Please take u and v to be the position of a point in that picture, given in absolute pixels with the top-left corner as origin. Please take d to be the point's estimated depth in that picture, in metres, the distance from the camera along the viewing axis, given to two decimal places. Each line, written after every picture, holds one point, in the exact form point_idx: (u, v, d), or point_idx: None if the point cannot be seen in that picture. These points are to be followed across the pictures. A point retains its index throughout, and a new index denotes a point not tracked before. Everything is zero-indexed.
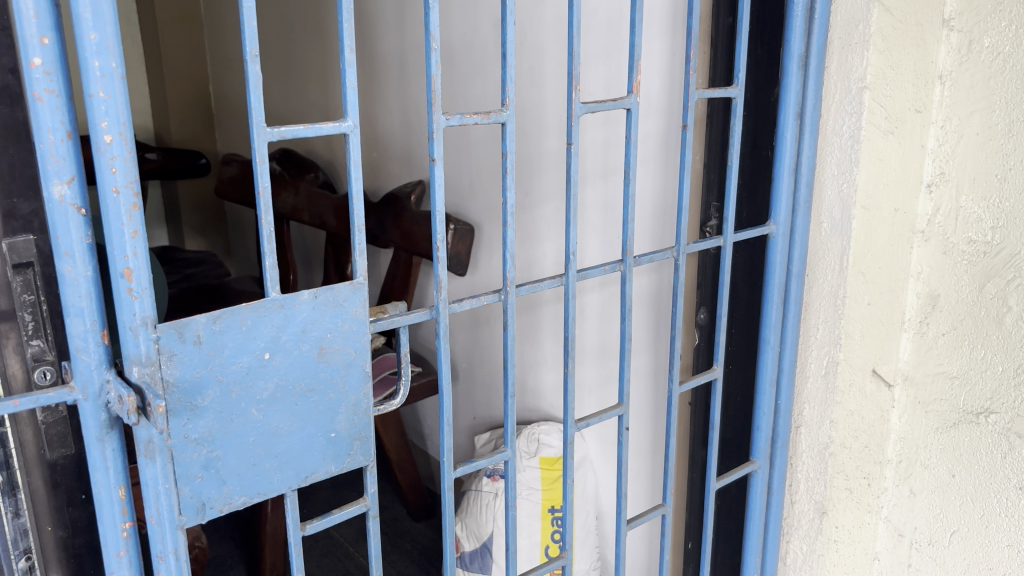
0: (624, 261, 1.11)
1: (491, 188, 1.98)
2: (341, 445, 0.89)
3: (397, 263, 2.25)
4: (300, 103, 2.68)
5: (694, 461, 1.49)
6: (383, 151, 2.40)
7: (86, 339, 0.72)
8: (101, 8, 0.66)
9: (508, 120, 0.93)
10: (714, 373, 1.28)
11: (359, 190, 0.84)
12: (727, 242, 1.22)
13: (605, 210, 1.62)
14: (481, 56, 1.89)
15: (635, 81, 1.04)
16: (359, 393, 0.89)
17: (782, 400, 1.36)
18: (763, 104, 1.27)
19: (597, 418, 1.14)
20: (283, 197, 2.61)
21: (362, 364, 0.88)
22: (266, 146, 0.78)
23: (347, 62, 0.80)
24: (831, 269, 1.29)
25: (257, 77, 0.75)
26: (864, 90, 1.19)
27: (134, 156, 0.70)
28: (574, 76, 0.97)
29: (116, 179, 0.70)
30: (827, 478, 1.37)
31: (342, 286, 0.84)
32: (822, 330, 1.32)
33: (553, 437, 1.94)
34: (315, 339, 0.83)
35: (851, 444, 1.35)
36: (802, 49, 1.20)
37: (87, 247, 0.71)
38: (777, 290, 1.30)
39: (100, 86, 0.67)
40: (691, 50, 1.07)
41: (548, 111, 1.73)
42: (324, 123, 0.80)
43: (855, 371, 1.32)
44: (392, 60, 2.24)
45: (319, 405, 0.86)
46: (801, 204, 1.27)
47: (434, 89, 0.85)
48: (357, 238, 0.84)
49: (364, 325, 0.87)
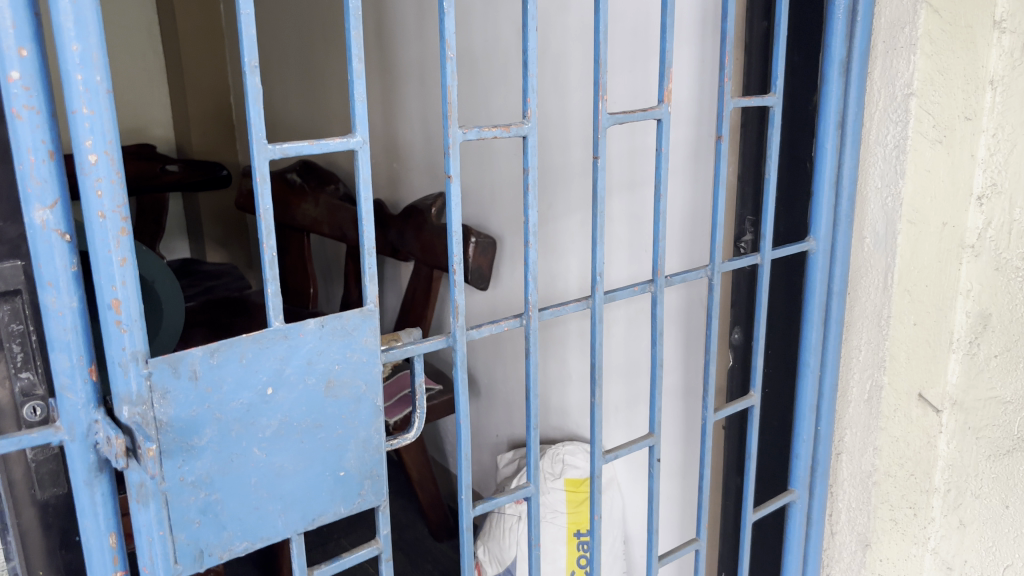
0: (655, 282, 1.02)
1: (513, 201, 1.92)
2: (350, 484, 0.82)
3: (419, 276, 2.20)
4: (322, 113, 2.63)
5: (729, 488, 1.42)
6: (404, 162, 2.35)
7: (72, 376, 0.67)
8: (83, 15, 0.60)
9: (529, 133, 0.86)
10: (751, 400, 1.18)
11: (368, 210, 0.78)
12: (764, 260, 1.14)
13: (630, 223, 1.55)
14: (502, 67, 1.83)
15: (666, 89, 0.96)
16: (370, 428, 0.82)
17: (823, 426, 1.28)
18: (800, 114, 1.21)
19: (626, 450, 1.04)
20: (302, 209, 2.58)
21: (374, 398, 0.81)
22: (266, 164, 0.72)
23: (354, 72, 0.74)
24: (874, 287, 1.22)
25: (256, 89, 0.70)
26: (911, 97, 1.12)
27: (122, 177, 0.64)
28: (600, 86, 0.89)
29: (102, 204, 0.64)
30: (869, 508, 1.29)
31: (351, 314, 0.78)
32: (865, 352, 1.25)
33: (578, 458, 1.87)
34: (321, 372, 0.77)
35: (896, 472, 1.28)
36: (843, 53, 1.13)
37: (72, 276, 0.66)
38: (818, 311, 1.22)
39: (84, 102, 0.62)
40: (727, 55, 0.99)
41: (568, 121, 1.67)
42: (330, 139, 0.74)
43: (900, 397, 1.24)
44: (413, 70, 2.19)
45: (326, 443, 0.79)
46: (843, 218, 1.20)
47: (450, 101, 0.79)
48: (366, 262, 0.78)
49: (375, 355, 0.80)
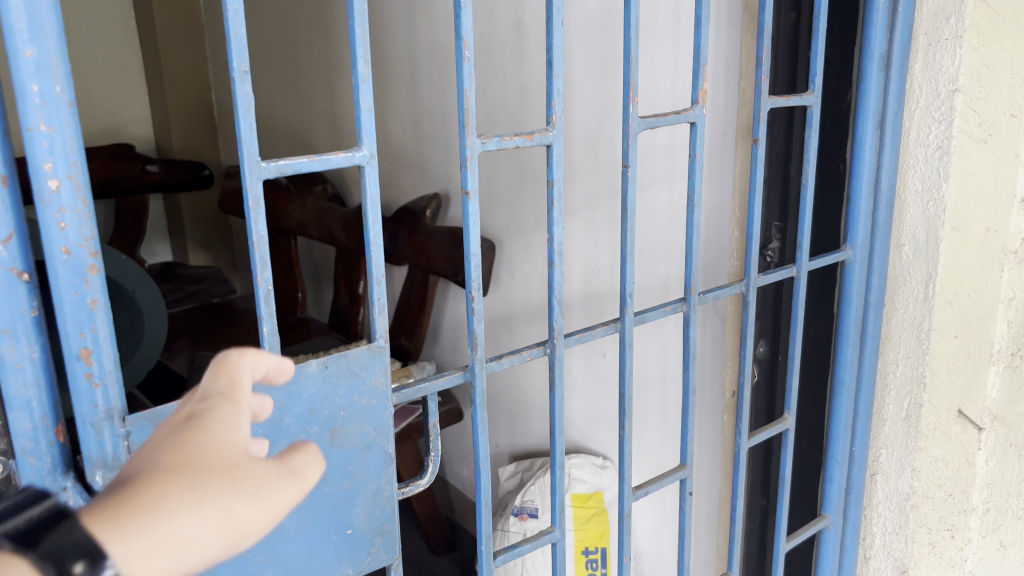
0: (687, 301, 0.94)
1: (512, 202, 1.82)
2: (359, 543, 0.73)
3: (413, 282, 2.09)
4: (308, 110, 2.51)
5: (753, 511, 1.33)
6: (394, 162, 2.24)
7: (35, 438, 0.57)
8: (39, 14, 0.50)
9: (554, 141, 0.77)
10: (786, 424, 1.11)
11: (377, 233, 0.69)
12: (801, 272, 1.05)
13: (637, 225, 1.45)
14: (499, 61, 1.73)
15: (701, 88, 0.86)
16: (380, 479, 0.73)
17: (857, 447, 1.20)
18: (834, 112, 1.12)
19: (657, 485, 0.95)
20: (288, 211, 2.47)
21: (384, 445, 0.72)
22: (259, 184, 0.62)
23: (360, 77, 0.64)
24: (914, 298, 1.13)
25: (247, 98, 0.61)
26: (956, 93, 1.03)
27: (89, 206, 0.55)
28: (631, 86, 0.80)
29: (66, 237, 0.54)
30: (908, 533, 1.21)
31: (358, 352, 0.68)
32: (902, 368, 1.17)
33: (585, 471, 1.75)
34: (325, 420, 0.68)
35: (934, 494, 1.20)
36: (883, 47, 1.04)
37: (32, 322, 0.56)
38: (854, 325, 1.13)
39: (41, 117, 0.52)
40: (764, 49, 0.90)
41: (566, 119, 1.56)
42: (332, 154, 0.64)
43: (939, 414, 1.16)
44: (404, 65, 2.07)
45: (331, 498, 0.70)
46: (880, 226, 1.11)
47: (467, 107, 0.70)
48: (375, 292, 0.68)
49: (385, 397, 0.71)
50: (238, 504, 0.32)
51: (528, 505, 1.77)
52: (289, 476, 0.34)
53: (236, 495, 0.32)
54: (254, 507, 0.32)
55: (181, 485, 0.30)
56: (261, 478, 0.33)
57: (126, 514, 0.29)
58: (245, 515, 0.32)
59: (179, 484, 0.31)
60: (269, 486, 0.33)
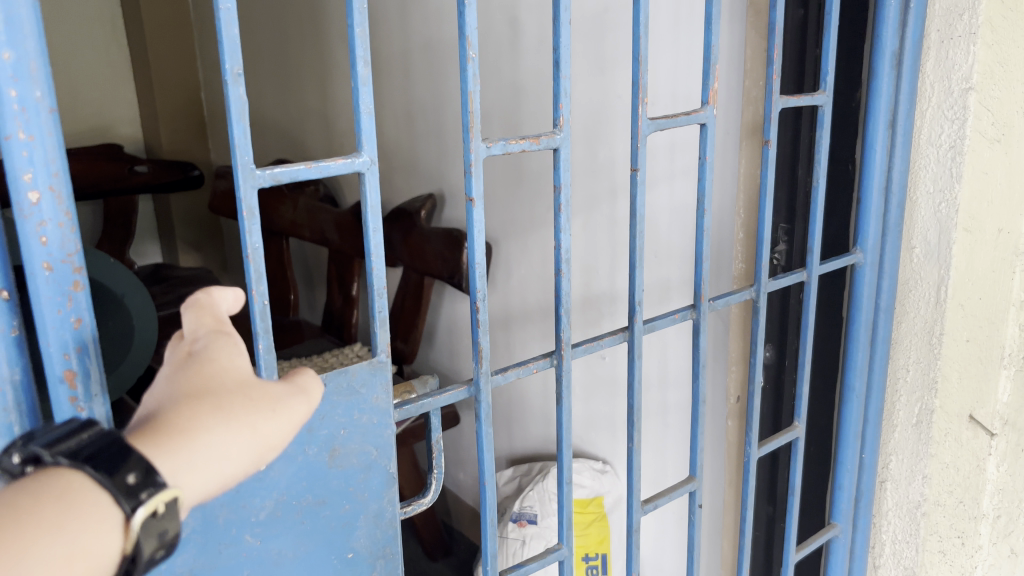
0: (697, 308, 0.91)
1: (509, 203, 1.79)
2: (359, 567, 0.70)
3: (407, 284, 2.05)
4: (299, 110, 2.47)
5: (761, 519, 1.30)
6: (388, 162, 2.20)
7: None
8: (17, 14, 0.47)
9: (561, 145, 0.74)
10: (796, 432, 1.09)
11: (378, 243, 0.65)
12: (811, 277, 1.02)
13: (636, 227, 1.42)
14: (495, 59, 1.69)
15: (711, 88, 0.83)
16: (382, 500, 0.70)
17: (867, 454, 1.17)
18: (844, 111, 1.09)
19: (666, 498, 0.92)
20: (280, 212, 2.43)
21: (386, 465, 0.69)
22: (254, 194, 0.59)
23: (359, 78, 0.61)
24: (925, 302, 1.10)
25: (240, 103, 0.57)
26: (970, 92, 1.00)
27: (73, 219, 0.52)
28: (640, 87, 0.77)
29: (48, 252, 0.51)
30: (917, 541, 1.19)
31: (358, 368, 0.65)
32: (913, 373, 1.14)
33: (585, 475, 1.70)
34: (324, 440, 0.65)
35: (944, 501, 1.17)
36: (895, 44, 1.01)
37: (12, 343, 0.52)
38: (865, 330, 1.11)
39: (20, 125, 0.48)
40: (775, 46, 0.88)
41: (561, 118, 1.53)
42: (331, 160, 0.61)
43: (950, 419, 1.13)
44: (397, 63, 2.03)
45: (331, 521, 0.67)
46: (892, 228, 1.08)
47: (472, 110, 0.67)
48: (377, 304, 0.65)
49: (387, 415, 0.68)
50: (258, 421, 0.45)
51: (527, 512, 1.72)
52: (296, 395, 0.48)
53: (253, 413, 0.45)
54: (272, 422, 0.46)
55: (212, 413, 0.43)
56: (274, 398, 0.47)
57: (177, 438, 0.41)
58: (266, 425, 0.45)
59: (209, 404, 0.44)
60: (276, 405, 0.47)
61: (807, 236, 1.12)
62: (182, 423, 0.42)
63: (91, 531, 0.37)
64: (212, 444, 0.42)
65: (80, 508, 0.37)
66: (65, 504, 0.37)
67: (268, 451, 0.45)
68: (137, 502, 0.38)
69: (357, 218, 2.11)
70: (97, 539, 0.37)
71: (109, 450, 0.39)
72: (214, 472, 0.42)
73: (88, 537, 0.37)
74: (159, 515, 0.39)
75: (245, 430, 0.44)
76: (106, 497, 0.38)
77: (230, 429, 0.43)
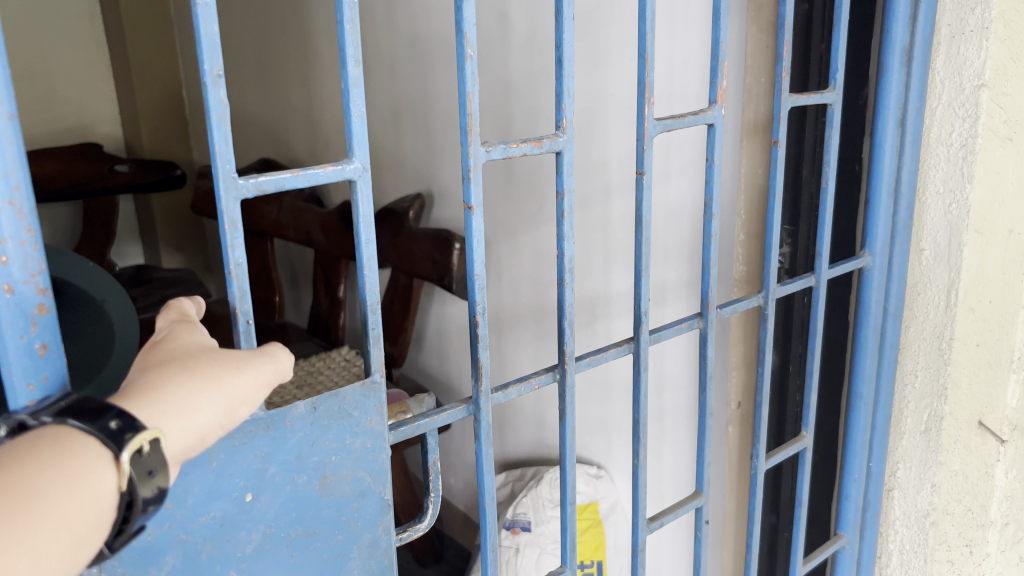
0: (705, 317, 0.88)
1: (500, 202, 1.74)
2: None
3: (396, 286, 2.01)
4: (283, 107, 2.41)
5: (765, 530, 1.26)
6: (375, 160, 2.15)
7: None
8: None
9: (565, 148, 0.70)
10: (804, 442, 1.07)
11: (371, 255, 0.61)
12: (820, 282, 1.01)
13: (629, 227, 1.38)
14: (485, 54, 1.64)
15: (719, 87, 0.81)
16: (376, 528, 0.66)
17: (874, 462, 1.14)
18: (853, 110, 1.05)
19: (672, 515, 0.89)
20: (264, 212, 2.37)
21: (380, 491, 0.65)
22: (236, 205, 0.55)
23: (350, 78, 0.57)
24: (934, 305, 1.06)
25: (221, 106, 0.53)
26: (982, 89, 0.96)
27: (36, 235, 0.48)
28: (647, 86, 0.74)
29: (10, 273, 0.47)
30: (926, 551, 1.15)
31: (351, 390, 0.61)
32: (921, 379, 1.10)
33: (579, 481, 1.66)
34: (314, 467, 0.60)
35: (953, 509, 1.13)
36: (905, 40, 0.97)
37: None
38: (873, 335, 1.08)
39: None
40: (785, 44, 0.85)
41: (550, 115, 1.49)
42: (319, 167, 0.57)
43: (960, 426, 1.09)
44: (383, 59, 1.98)
45: (322, 554, 0.63)
46: (900, 230, 1.05)
47: (471, 111, 0.63)
48: (372, 320, 0.61)
49: (381, 438, 0.64)
50: (224, 376, 0.50)
51: (520, 518, 1.66)
52: (260, 356, 0.53)
53: (220, 369, 0.50)
54: (239, 378, 0.51)
55: (181, 370, 0.49)
56: (238, 357, 0.52)
57: (152, 392, 0.47)
58: (234, 379, 0.50)
59: (175, 366, 0.49)
60: (240, 363, 0.51)
61: (814, 239, 1.07)
62: (152, 383, 0.47)
63: (85, 472, 0.42)
64: (185, 396, 0.48)
65: (71, 452, 0.42)
66: (59, 451, 0.41)
67: (237, 405, 0.50)
68: (123, 441, 0.43)
69: (344, 219, 2.05)
70: (92, 477, 0.42)
71: (91, 409, 0.44)
72: (191, 421, 0.47)
73: (82, 475, 0.41)
74: (144, 455, 0.44)
75: (212, 385, 0.49)
76: (94, 442, 0.43)
77: (197, 386, 0.48)
